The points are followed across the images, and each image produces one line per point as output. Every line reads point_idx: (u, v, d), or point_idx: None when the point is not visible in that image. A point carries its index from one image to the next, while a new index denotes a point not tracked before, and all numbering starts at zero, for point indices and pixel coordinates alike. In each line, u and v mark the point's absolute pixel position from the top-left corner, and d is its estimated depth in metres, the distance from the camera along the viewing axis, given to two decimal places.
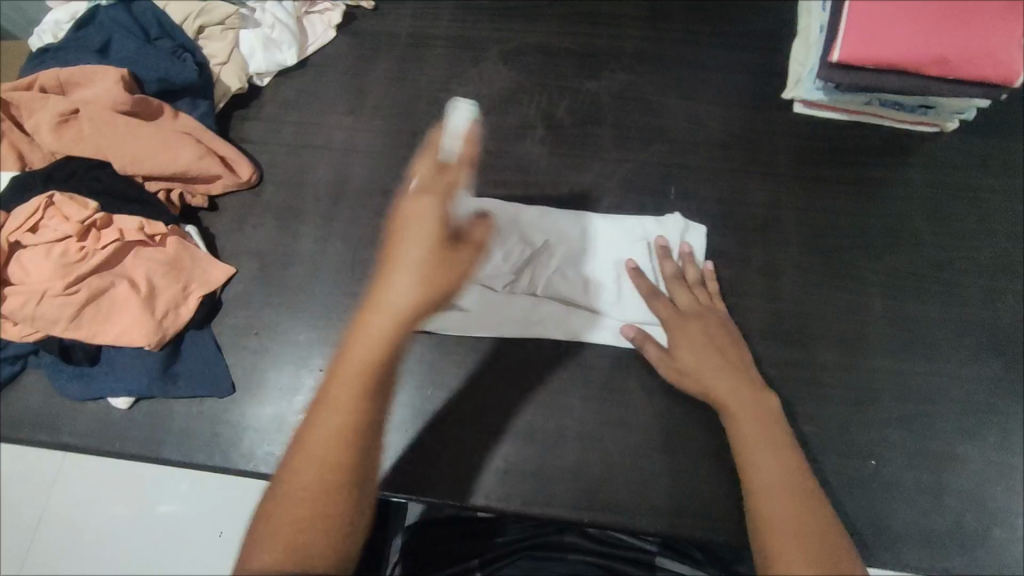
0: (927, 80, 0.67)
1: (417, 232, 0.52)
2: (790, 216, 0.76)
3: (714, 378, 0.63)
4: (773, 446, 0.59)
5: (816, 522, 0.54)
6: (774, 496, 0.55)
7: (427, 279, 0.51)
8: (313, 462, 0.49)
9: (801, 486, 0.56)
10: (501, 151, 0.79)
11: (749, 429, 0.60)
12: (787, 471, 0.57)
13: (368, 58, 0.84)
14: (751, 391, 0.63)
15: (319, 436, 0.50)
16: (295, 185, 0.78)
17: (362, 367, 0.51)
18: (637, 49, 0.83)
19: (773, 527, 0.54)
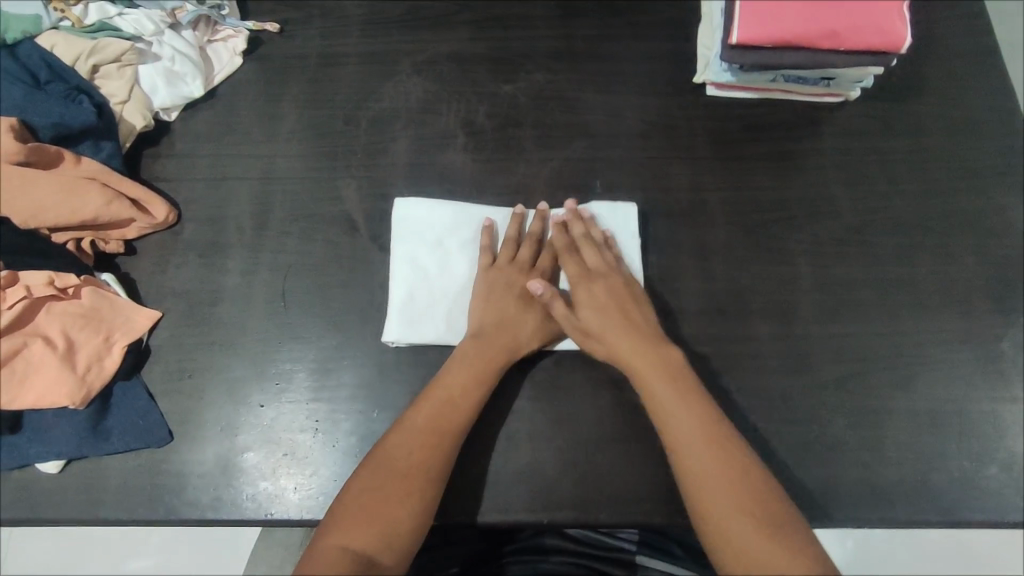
0: (822, 54, 0.69)
1: (537, 307, 0.69)
2: (713, 196, 0.77)
3: (620, 344, 0.66)
4: (684, 402, 0.62)
5: (737, 466, 0.59)
6: (696, 450, 0.60)
7: (542, 335, 0.68)
8: (426, 455, 0.60)
9: (717, 435, 0.60)
10: (425, 162, 0.78)
11: (660, 388, 0.63)
12: (703, 423, 0.61)
13: (279, 82, 0.82)
14: (652, 349, 0.65)
15: (422, 445, 0.60)
16: (216, 219, 0.75)
17: (458, 393, 0.64)
18: (550, 48, 0.84)
19: (698, 482, 0.59)
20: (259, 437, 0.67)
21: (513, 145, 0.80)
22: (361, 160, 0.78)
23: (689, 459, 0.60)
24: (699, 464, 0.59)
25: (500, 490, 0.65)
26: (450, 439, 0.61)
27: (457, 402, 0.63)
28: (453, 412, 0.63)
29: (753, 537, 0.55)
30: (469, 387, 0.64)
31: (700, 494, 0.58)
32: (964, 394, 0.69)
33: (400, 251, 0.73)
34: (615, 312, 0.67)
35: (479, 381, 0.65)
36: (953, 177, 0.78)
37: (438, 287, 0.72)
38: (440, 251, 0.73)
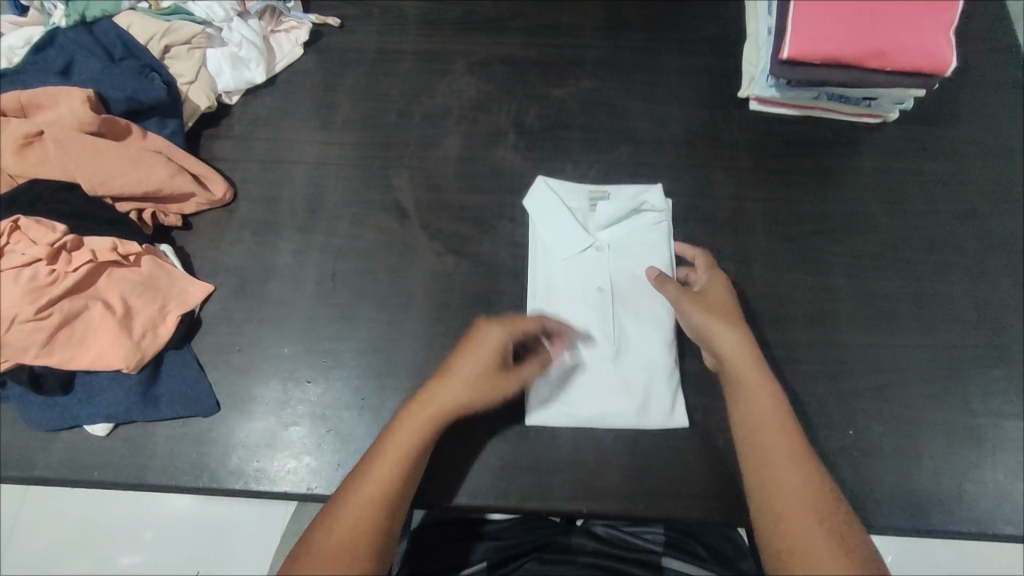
0: (869, 73, 0.72)
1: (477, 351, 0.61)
2: (754, 206, 0.80)
3: (728, 343, 0.63)
4: (776, 412, 0.59)
5: (821, 490, 0.55)
6: (778, 463, 0.57)
7: (479, 386, 0.60)
8: (379, 514, 0.54)
9: (805, 452, 0.57)
10: (476, 158, 0.81)
11: (759, 397, 0.60)
12: (791, 439, 0.58)
13: (337, 74, 0.85)
14: (749, 351, 0.63)
15: (365, 509, 0.54)
16: (270, 200, 0.77)
17: (411, 444, 0.57)
18: (600, 57, 0.87)
19: (779, 498, 0.55)
20: (305, 411, 0.68)
21: (560, 145, 0.82)
22: (413, 152, 0.81)
23: (772, 472, 0.56)
24: (783, 479, 0.56)
25: (542, 479, 0.67)
26: (395, 493, 0.55)
27: (400, 464, 0.56)
28: (405, 464, 0.56)
29: (836, 569, 0.51)
30: (408, 455, 0.57)
31: (777, 511, 0.55)
32: (998, 410, 0.70)
33: (539, 408, 0.68)
34: (732, 316, 0.65)
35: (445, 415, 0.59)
36: (989, 201, 0.80)
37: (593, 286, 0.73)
38: (598, 297, 0.73)
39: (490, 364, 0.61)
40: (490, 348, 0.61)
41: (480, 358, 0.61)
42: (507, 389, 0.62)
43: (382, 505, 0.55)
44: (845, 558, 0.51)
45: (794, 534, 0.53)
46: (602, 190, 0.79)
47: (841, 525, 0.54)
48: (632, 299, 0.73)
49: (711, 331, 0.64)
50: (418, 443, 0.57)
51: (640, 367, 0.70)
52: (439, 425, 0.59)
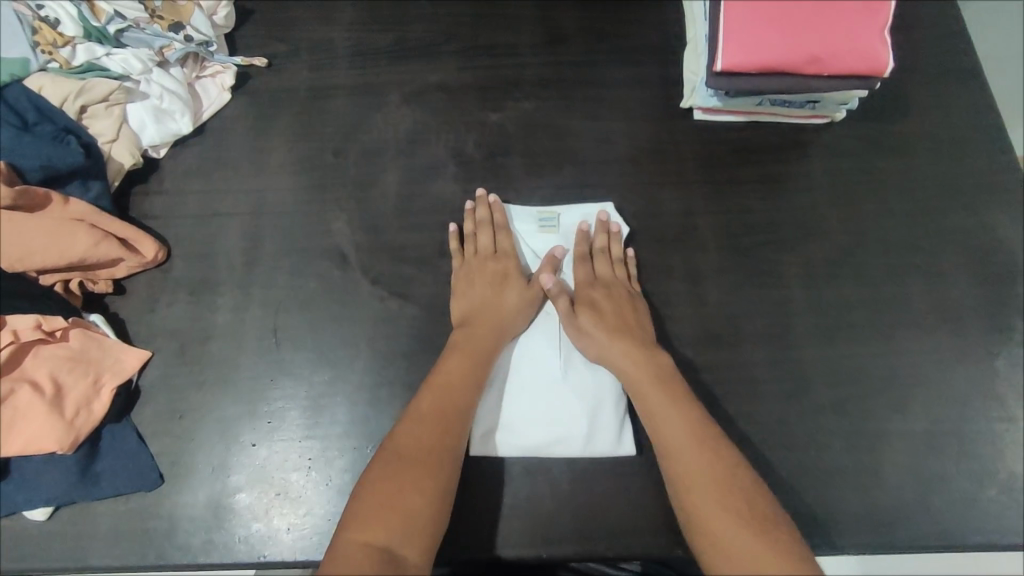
0: (808, 79, 0.70)
1: (500, 282, 0.72)
2: (703, 220, 0.77)
3: (615, 351, 0.67)
4: (673, 406, 0.63)
5: (725, 470, 0.58)
6: (673, 440, 0.61)
7: (516, 306, 0.71)
8: (434, 473, 0.58)
9: (708, 437, 0.60)
10: (415, 194, 0.78)
11: (654, 394, 0.64)
12: (682, 417, 0.62)
13: (268, 116, 0.83)
14: (642, 352, 0.67)
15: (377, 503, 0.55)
16: (206, 256, 0.75)
17: (437, 410, 0.62)
18: (538, 76, 0.85)
19: (684, 477, 0.58)
20: (252, 476, 0.66)
21: (502, 173, 0.80)
22: (351, 193, 0.78)
23: (676, 462, 0.59)
24: (684, 460, 0.59)
25: (499, 525, 0.65)
26: (445, 452, 0.60)
27: (436, 419, 0.62)
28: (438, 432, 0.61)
29: (735, 530, 0.54)
30: (449, 410, 0.63)
31: (688, 496, 0.57)
32: (965, 415, 0.68)
33: (483, 441, 0.67)
34: (618, 321, 0.69)
35: (490, 352, 0.68)
36: (943, 197, 0.78)
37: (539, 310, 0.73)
38: (546, 319, 0.72)
39: (520, 284, 0.72)
40: (507, 268, 0.73)
41: (509, 283, 0.72)
42: (539, 298, 0.72)
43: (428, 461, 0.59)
44: (757, 527, 0.54)
45: (703, 517, 0.56)
46: (553, 217, 0.78)
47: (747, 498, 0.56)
48: None
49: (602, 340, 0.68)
50: (445, 410, 0.62)
51: (584, 396, 0.69)
52: (468, 385, 0.65)
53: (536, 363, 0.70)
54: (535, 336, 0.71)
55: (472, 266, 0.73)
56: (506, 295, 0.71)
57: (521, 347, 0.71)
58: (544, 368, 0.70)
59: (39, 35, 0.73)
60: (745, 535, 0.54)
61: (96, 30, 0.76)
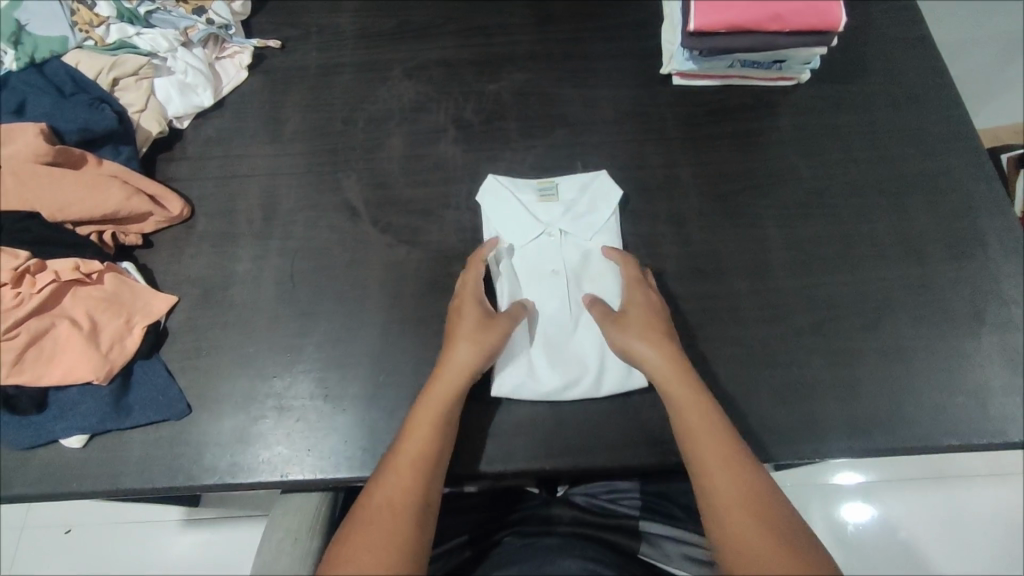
0: (771, 36, 0.78)
1: (461, 314, 0.70)
2: (684, 171, 0.84)
3: (653, 362, 0.67)
4: (712, 431, 0.63)
5: (760, 494, 0.59)
6: (707, 457, 0.61)
7: (474, 336, 0.68)
8: (404, 496, 0.59)
9: (744, 464, 0.61)
10: (419, 154, 0.85)
11: (690, 411, 0.64)
12: (713, 432, 0.62)
13: (282, 91, 0.90)
14: (681, 371, 0.66)
15: (388, 517, 0.58)
16: (227, 213, 0.81)
17: (421, 435, 0.63)
18: (528, 51, 0.93)
19: (715, 493, 0.59)
20: (274, 406, 0.71)
21: (498, 135, 0.86)
22: (359, 155, 0.85)
23: (710, 477, 0.60)
24: (716, 475, 0.60)
25: (503, 442, 0.70)
26: (424, 471, 0.61)
27: (413, 441, 0.63)
28: (425, 452, 0.62)
29: (764, 543, 0.56)
30: (425, 431, 0.63)
31: (723, 520, 0.58)
32: (931, 333, 0.74)
33: (503, 387, 0.71)
34: (655, 333, 0.69)
35: (452, 386, 0.66)
36: (902, 146, 0.85)
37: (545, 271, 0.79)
38: (551, 278, 0.78)
39: (480, 315, 0.70)
40: (465, 298, 0.72)
41: (469, 315, 0.70)
42: (505, 323, 0.70)
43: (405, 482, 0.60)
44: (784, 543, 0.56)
45: (742, 546, 0.56)
46: (550, 189, 0.83)
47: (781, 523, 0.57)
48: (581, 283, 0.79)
49: (641, 357, 0.68)
50: (428, 425, 0.64)
51: (592, 343, 0.75)
52: (437, 416, 0.64)
53: (548, 320, 0.76)
54: (542, 296, 0.77)
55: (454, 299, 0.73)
56: (467, 327, 0.69)
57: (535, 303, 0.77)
58: (554, 324, 0.76)
59: (77, 15, 0.81)
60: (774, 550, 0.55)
61: (128, 11, 0.83)
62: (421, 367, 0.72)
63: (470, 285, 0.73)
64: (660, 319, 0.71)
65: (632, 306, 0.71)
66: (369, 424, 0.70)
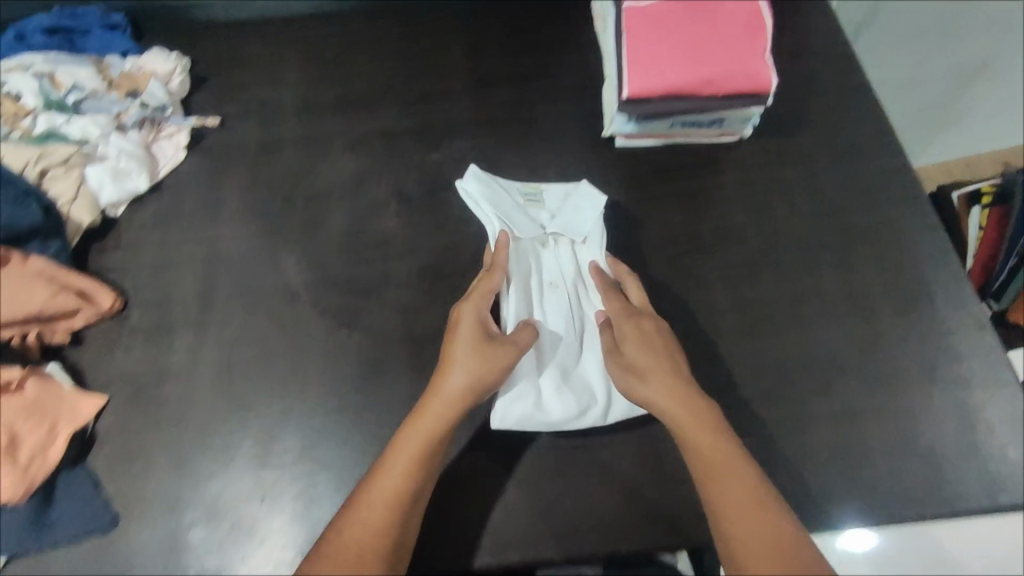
0: (706, 100, 0.78)
1: (464, 331, 0.68)
2: (630, 234, 0.83)
3: (658, 392, 0.64)
4: (730, 466, 0.59)
5: (784, 536, 0.55)
6: (726, 497, 0.58)
7: (472, 364, 0.65)
8: (378, 534, 0.58)
9: (765, 500, 0.57)
10: (361, 231, 0.83)
11: (706, 446, 0.61)
12: (732, 469, 0.59)
13: (221, 171, 0.89)
14: (690, 404, 0.63)
15: (361, 552, 0.56)
16: (162, 303, 0.79)
17: (408, 467, 0.61)
18: (470, 118, 0.92)
19: (735, 534, 0.56)
20: (206, 510, 0.67)
21: (441, 205, 0.85)
22: (300, 234, 0.84)
23: (731, 517, 0.57)
24: (737, 515, 0.57)
25: (449, 536, 0.68)
26: (406, 505, 0.60)
27: (398, 471, 0.61)
28: (403, 490, 0.60)
29: None
30: (411, 467, 0.61)
31: (743, 566, 0.55)
32: (885, 395, 0.72)
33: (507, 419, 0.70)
34: (659, 368, 0.65)
35: (445, 415, 0.64)
36: (846, 199, 0.85)
37: (546, 284, 0.78)
38: (551, 292, 0.78)
39: (483, 335, 0.67)
40: (471, 311, 0.69)
41: (473, 331, 0.67)
42: (509, 352, 0.67)
43: (386, 515, 0.59)
44: None
45: None
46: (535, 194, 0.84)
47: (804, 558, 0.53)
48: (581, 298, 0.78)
49: (646, 400, 0.65)
50: (416, 459, 0.61)
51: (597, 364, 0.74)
52: (427, 448, 0.62)
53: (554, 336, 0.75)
54: (545, 306, 0.77)
55: (459, 308, 0.70)
56: (470, 349, 0.66)
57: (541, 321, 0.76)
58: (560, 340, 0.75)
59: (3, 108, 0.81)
60: None
61: (56, 101, 0.83)
62: (362, 459, 0.69)
63: (478, 299, 0.70)
64: (660, 352, 0.67)
65: (632, 334, 0.68)
66: (308, 526, 0.67)
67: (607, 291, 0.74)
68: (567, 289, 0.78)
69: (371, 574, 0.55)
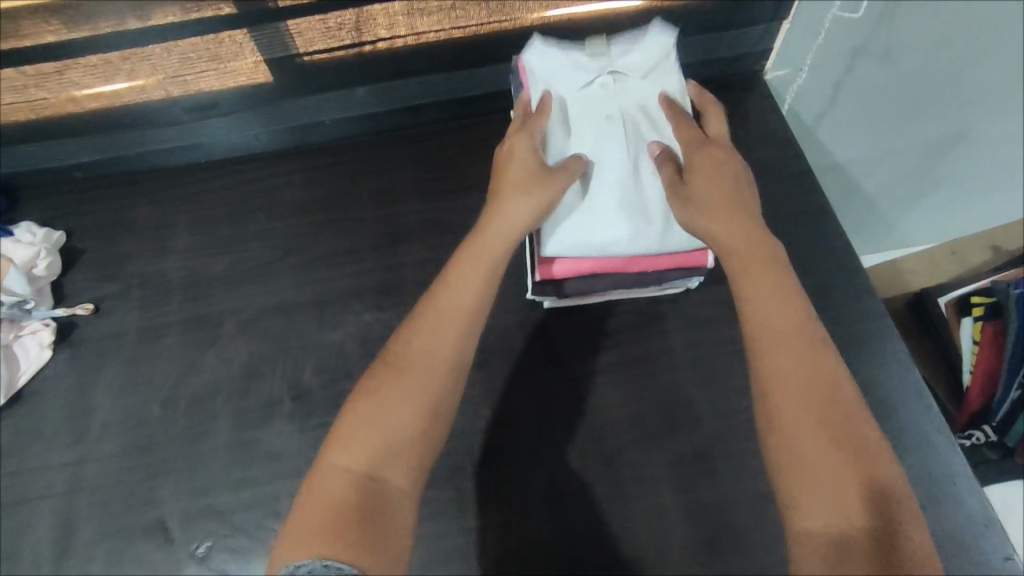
0: (632, 279, 0.68)
1: (516, 164, 0.62)
2: (565, 422, 0.70)
3: (712, 219, 0.56)
4: (794, 322, 0.51)
5: (840, 399, 0.48)
6: (773, 350, 0.50)
7: (533, 188, 0.60)
8: (428, 386, 0.52)
9: (817, 344, 0.50)
10: (246, 441, 0.71)
11: (761, 282, 0.53)
12: (791, 316, 0.51)
13: (91, 370, 0.77)
14: (756, 249, 0.55)
15: (417, 374, 0.53)
16: (11, 555, 0.67)
17: (473, 301, 0.56)
18: (379, 282, 0.81)
19: (777, 391, 0.48)
20: None
21: (342, 401, 0.73)
22: (178, 450, 0.71)
23: (776, 371, 0.49)
24: (779, 367, 0.49)
25: None
26: (466, 331, 0.55)
27: (463, 307, 0.56)
28: (463, 321, 0.55)
29: (826, 460, 0.45)
30: (456, 322, 0.55)
31: (783, 419, 0.47)
32: None
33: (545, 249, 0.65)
34: (726, 203, 0.57)
35: (507, 240, 0.59)
36: None
37: (609, 120, 0.66)
38: (610, 125, 0.65)
39: (541, 170, 0.61)
40: (518, 144, 0.63)
41: (528, 170, 0.61)
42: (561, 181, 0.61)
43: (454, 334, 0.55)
44: (853, 470, 0.44)
45: (795, 463, 0.46)
46: (603, 49, 0.67)
47: (853, 441, 0.46)
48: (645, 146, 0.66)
49: (705, 233, 0.57)
50: (477, 298, 0.57)
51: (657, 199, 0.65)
52: (485, 276, 0.58)
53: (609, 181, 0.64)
54: (593, 126, 0.66)
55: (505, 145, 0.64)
56: (523, 174, 0.61)
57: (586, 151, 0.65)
58: (608, 177, 0.64)
59: None
60: (843, 472, 0.44)
61: None
62: None
63: (526, 139, 0.63)
64: (727, 182, 0.58)
65: (701, 168, 0.59)
66: None
67: (680, 121, 0.63)
68: (617, 131, 0.65)
69: (413, 425, 0.51)
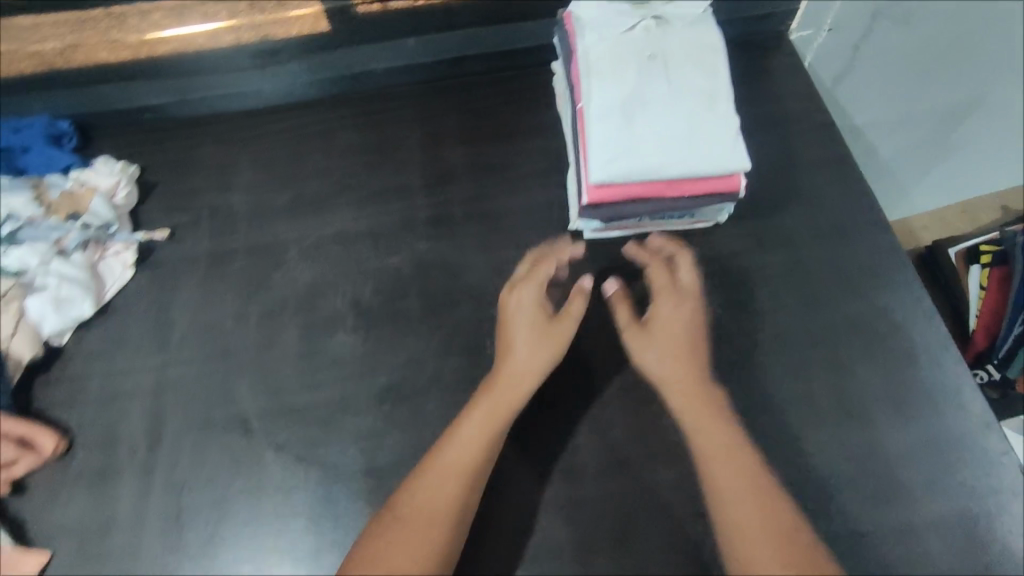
0: (672, 201, 0.75)
1: (525, 321, 0.72)
2: (604, 337, 0.78)
3: (667, 370, 0.70)
4: (725, 444, 0.65)
5: (769, 509, 0.61)
6: (709, 467, 0.64)
7: (540, 334, 0.70)
8: (438, 519, 0.61)
9: (748, 460, 0.64)
10: (315, 350, 0.79)
11: (690, 410, 0.68)
12: (725, 441, 0.65)
13: (170, 288, 0.85)
14: (694, 380, 0.69)
15: (431, 499, 0.62)
16: (108, 443, 0.76)
17: (482, 444, 0.66)
18: (431, 215, 0.88)
19: (715, 494, 0.63)
20: None
21: (400, 318, 0.81)
22: (253, 357, 0.79)
23: (713, 483, 0.63)
24: (719, 479, 0.63)
25: None
26: (477, 474, 0.65)
27: (472, 447, 0.65)
28: (473, 457, 0.65)
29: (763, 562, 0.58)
30: (468, 464, 0.65)
31: (729, 526, 0.61)
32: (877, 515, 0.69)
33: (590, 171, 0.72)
34: (679, 349, 0.70)
35: (516, 390, 0.68)
36: (832, 289, 0.79)
37: (648, 60, 0.73)
38: (650, 63, 0.73)
39: (548, 319, 0.72)
40: (523, 296, 0.73)
41: (533, 315, 0.72)
42: (564, 332, 0.71)
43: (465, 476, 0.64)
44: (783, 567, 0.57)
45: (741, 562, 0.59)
46: None
47: (796, 550, 0.58)
48: (680, 83, 0.73)
49: (658, 376, 0.70)
50: (486, 436, 0.66)
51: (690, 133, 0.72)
52: (498, 425, 0.67)
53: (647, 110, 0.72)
54: (635, 62, 0.73)
55: (509, 293, 0.75)
56: (529, 323, 0.71)
57: (627, 84, 0.72)
58: (646, 108, 0.72)
59: None
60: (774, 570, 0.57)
61: None
62: None
63: (526, 289, 0.73)
64: (684, 334, 0.71)
65: (659, 321, 0.72)
66: None
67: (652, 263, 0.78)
68: (657, 69, 0.73)
69: (436, 544, 0.60)
